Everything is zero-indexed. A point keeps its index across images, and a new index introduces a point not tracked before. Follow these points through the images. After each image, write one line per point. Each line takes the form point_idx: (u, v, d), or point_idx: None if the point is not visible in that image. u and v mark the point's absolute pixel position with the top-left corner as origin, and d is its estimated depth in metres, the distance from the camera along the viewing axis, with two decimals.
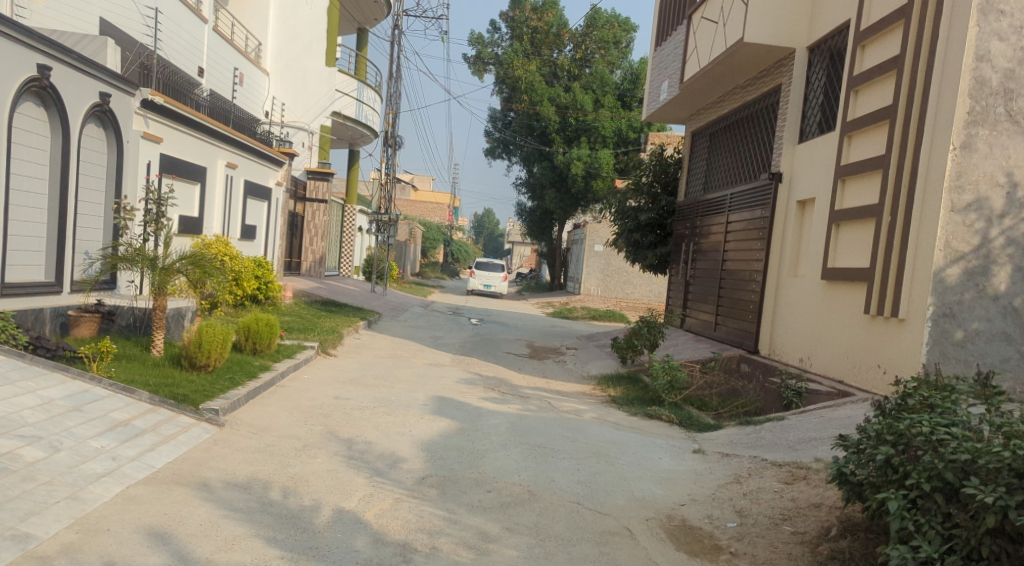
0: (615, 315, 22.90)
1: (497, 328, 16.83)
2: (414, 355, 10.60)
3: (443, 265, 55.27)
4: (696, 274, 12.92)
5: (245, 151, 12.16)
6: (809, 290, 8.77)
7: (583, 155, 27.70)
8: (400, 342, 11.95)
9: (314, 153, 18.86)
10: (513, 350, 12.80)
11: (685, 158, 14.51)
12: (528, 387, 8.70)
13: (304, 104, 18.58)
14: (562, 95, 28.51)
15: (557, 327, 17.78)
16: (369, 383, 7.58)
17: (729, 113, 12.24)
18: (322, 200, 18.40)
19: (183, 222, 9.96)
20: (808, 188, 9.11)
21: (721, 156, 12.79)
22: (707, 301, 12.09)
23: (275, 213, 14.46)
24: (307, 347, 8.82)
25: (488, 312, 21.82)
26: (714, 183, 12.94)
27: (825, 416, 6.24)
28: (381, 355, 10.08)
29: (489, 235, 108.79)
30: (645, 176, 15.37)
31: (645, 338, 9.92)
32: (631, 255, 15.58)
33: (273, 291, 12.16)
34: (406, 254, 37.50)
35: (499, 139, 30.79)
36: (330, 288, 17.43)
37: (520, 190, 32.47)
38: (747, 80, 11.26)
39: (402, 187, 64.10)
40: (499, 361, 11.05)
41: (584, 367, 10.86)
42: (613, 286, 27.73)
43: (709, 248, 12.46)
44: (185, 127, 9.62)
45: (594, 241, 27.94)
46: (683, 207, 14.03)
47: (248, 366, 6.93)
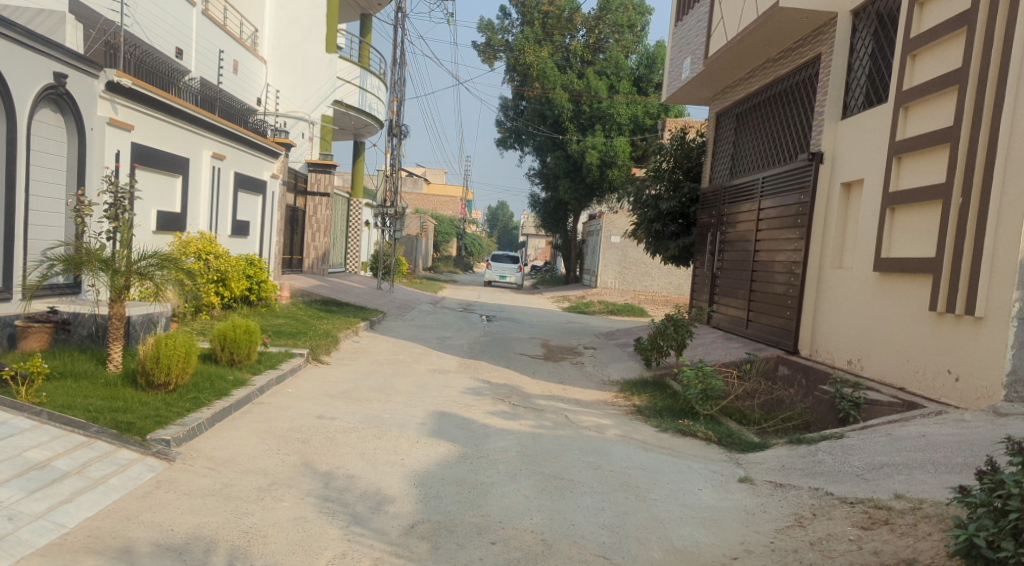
0: (634, 310, 21.92)
1: (510, 325, 15.92)
2: (419, 360, 9.71)
3: (456, 259, 54.51)
4: (723, 266, 11.89)
5: (234, 141, 11.30)
6: (858, 284, 7.70)
7: (598, 143, 26.69)
8: (403, 345, 11.08)
9: (314, 144, 17.92)
10: (526, 350, 11.89)
11: (709, 141, 13.47)
12: (541, 397, 7.78)
13: (303, 94, 17.75)
14: (575, 81, 27.46)
15: (573, 324, 16.85)
16: (361, 399, 6.71)
17: (758, 90, 11.18)
18: (324, 193, 17.73)
19: (160, 218, 9.10)
20: (854, 168, 8.03)
21: (749, 137, 11.75)
22: (737, 296, 11.06)
23: (271, 208, 13.61)
24: (295, 355, 7.94)
25: (501, 308, 20.92)
26: (742, 168, 11.89)
27: (894, 435, 5.22)
28: (380, 361, 9.21)
29: (503, 228, 107.84)
30: (665, 162, 14.34)
31: (671, 339, 8.92)
32: (652, 246, 14.56)
33: (265, 291, 11.36)
34: (418, 249, 36.74)
35: (510, 128, 29.86)
36: (334, 287, 16.62)
37: (532, 181, 31.47)
38: (780, 52, 10.21)
39: (414, 182, 63.46)
40: (510, 365, 10.15)
41: (604, 370, 9.90)
42: (631, 279, 26.70)
43: (737, 238, 11.42)
44: (160, 113, 8.74)
45: (610, 233, 26.93)
46: (708, 193, 13.01)
47: (219, 382, 6.06)
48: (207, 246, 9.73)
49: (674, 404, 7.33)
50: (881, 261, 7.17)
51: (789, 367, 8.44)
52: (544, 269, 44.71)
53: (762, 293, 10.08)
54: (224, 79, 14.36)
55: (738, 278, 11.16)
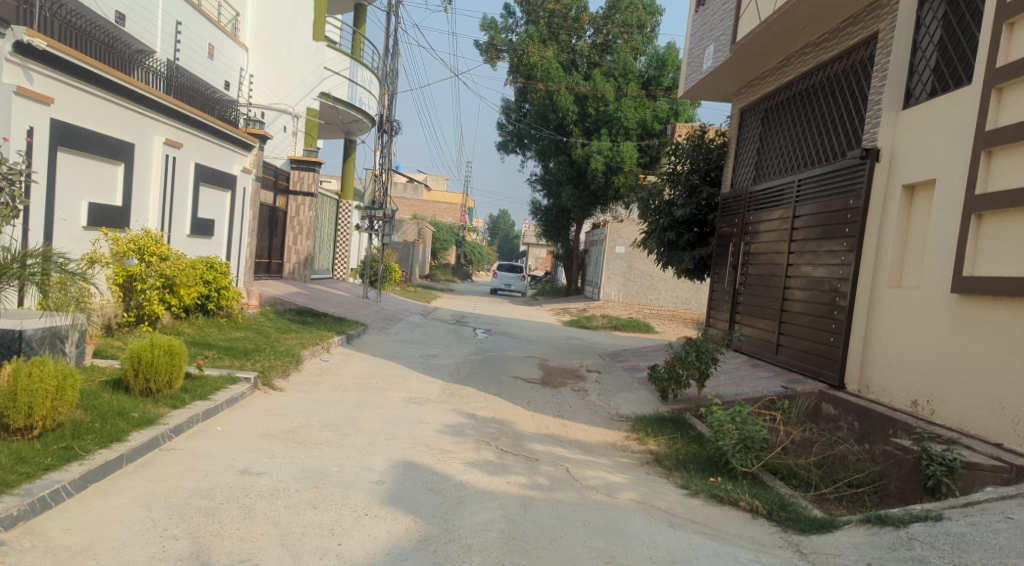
0: (640, 325, 20.50)
1: (506, 341, 14.49)
2: (393, 384, 8.28)
3: (455, 268, 53.18)
4: (746, 281, 10.51)
5: (194, 127, 9.92)
6: (926, 308, 6.28)
7: (604, 148, 25.32)
8: (380, 365, 9.66)
9: (298, 140, 16.52)
10: (521, 372, 10.47)
11: (730, 141, 12.13)
12: (536, 440, 6.35)
13: (288, 85, 16.45)
14: (581, 83, 26.14)
15: (574, 341, 15.41)
16: (307, 445, 5.28)
17: (792, 81, 9.86)
18: (307, 193, 16.67)
19: (95, 211, 7.68)
20: (922, 167, 6.63)
21: (777, 136, 10.41)
22: (764, 316, 9.67)
23: (242, 206, 12.24)
24: (239, 381, 6.52)
25: (498, 320, 19.49)
26: (769, 170, 10.53)
27: (1019, 520, 3.72)
28: (347, 386, 7.80)
29: (504, 236, 106.49)
30: (681, 164, 12.98)
31: (694, 368, 7.55)
32: (664, 257, 13.13)
33: (225, 300, 9.87)
34: (413, 255, 35.40)
35: (513, 132, 28.83)
36: (314, 296, 15.24)
37: (534, 187, 30.15)
38: (824, 34, 8.89)
39: (414, 187, 62.29)
40: (502, 391, 8.73)
41: (610, 401, 8.49)
42: (636, 292, 25.30)
43: (764, 250, 10.04)
44: (92, 86, 7.30)
45: (615, 242, 25.48)
46: (729, 199, 11.65)
47: (117, 420, 4.65)
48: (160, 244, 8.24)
49: (706, 455, 5.89)
50: (960, 281, 5.75)
51: (839, 405, 6.95)
52: (546, 278, 43.30)
53: (796, 314, 8.71)
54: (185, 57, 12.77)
55: (764, 297, 9.80)
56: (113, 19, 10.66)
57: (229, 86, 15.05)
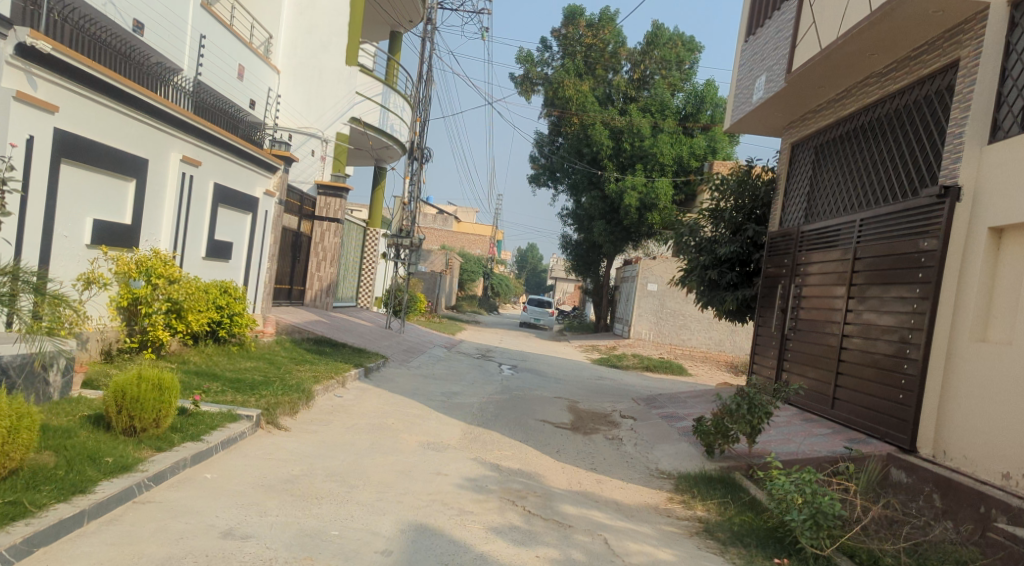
0: (673, 366, 19.58)
1: (532, 379, 13.74)
2: (411, 426, 7.58)
3: (481, 300, 52.71)
4: (796, 326, 9.69)
5: (213, 145, 9.57)
6: (1017, 365, 5.45)
7: (638, 184, 24.68)
8: (398, 403, 8.98)
9: (327, 164, 16.32)
10: (549, 415, 9.73)
11: (779, 177, 11.40)
12: (567, 500, 5.58)
13: (318, 110, 16.39)
14: (616, 118, 25.70)
15: (605, 382, 14.58)
16: (306, 499, 4.60)
17: (853, 113, 9.15)
18: (333, 219, 16.26)
19: (101, 228, 7.24)
20: (1012, 206, 5.86)
21: (833, 172, 9.67)
22: (819, 367, 8.82)
23: (263, 230, 11.83)
24: (239, 419, 5.90)
25: (525, 356, 18.74)
26: (823, 209, 9.78)
27: None
28: (360, 426, 7.14)
29: (532, 270, 106.00)
30: (725, 200, 12.28)
31: (744, 422, 6.74)
32: (704, 298, 12.30)
33: (237, 327, 9.48)
34: (440, 286, 34.99)
35: (545, 165, 28.52)
36: (334, 325, 14.72)
37: (565, 221, 29.65)
38: (892, 63, 8.20)
39: (443, 219, 62.34)
40: (528, 437, 7.97)
41: (647, 454, 7.70)
42: (667, 331, 24.38)
43: (818, 295, 9.23)
44: (103, 96, 6.91)
45: (647, 280, 24.65)
46: (778, 238, 10.88)
47: (86, 465, 4.03)
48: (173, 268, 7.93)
49: (767, 529, 5.06)
50: None
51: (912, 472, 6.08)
52: (574, 314, 42.51)
53: (857, 366, 7.86)
54: (208, 73, 12.46)
55: (817, 346, 8.96)
56: (131, 28, 10.17)
57: (254, 104, 14.62)
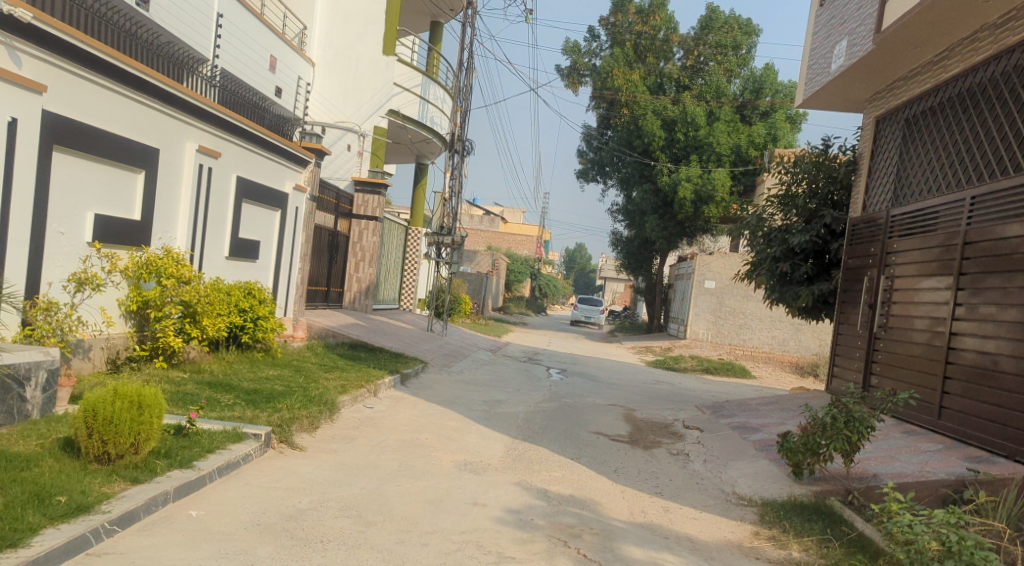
0: (735, 369, 18.24)
1: (583, 384, 12.72)
2: (447, 442, 6.67)
3: (529, 301, 51.87)
4: (882, 323, 8.44)
5: (229, 133, 9.14)
6: None
7: (693, 176, 23.31)
8: (435, 414, 8.11)
9: (364, 159, 16.09)
10: (604, 426, 8.71)
11: (860, 157, 10.10)
12: (630, 538, 4.54)
13: (354, 103, 16.06)
14: (669, 107, 24.41)
15: (662, 386, 13.44)
16: (306, 545, 3.70)
17: (957, 75, 7.81)
18: (372, 218, 16.12)
19: (103, 224, 6.68)
20: None
21: (926, 146, 8.38)
22: (915, 371, 7.51)
23: (294, 227, 11.65)
24: (244, 440, 5.15)
25: (575, 359, 17.70)
26: (915, 188, 8.49)
27: None
28: (388, 443, 6.28)
29: (581, 270, 104.62)
30: (797, 185, 11.04)
31: (841, 439, 5.49)
32: (775, 295, 11.06)
33: (262, 332, 9.17)
34: (486, 287, 34.31)
35: (593, 159, 27.53)
36: (372, 329, 14.02)
37: (615, 217, 28.55)
38: (1009, 12, 6.92)
39: (490, 220, 61.80)
40: (581, 453, 6.97)
41: (721, 472, 6.61)
42: (726, 331, 22.97)
43: (909, 287, 7.96)
44: (103, 76, 6.39)
45: (704, 277, 23.28)
46: (861, 224, 9.60)
47: (30, 507, 3.27)
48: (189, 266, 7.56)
49: None
50: None
51: (1019, 489, 4.95)
52: (626, 314, 41.18)
53: (972, 370, 6.55)
54: (225, 56, 11.50)
55: (911, 347, 7.67)
56: (137, 4, 9.32)
57: (280, 92, 13.74)
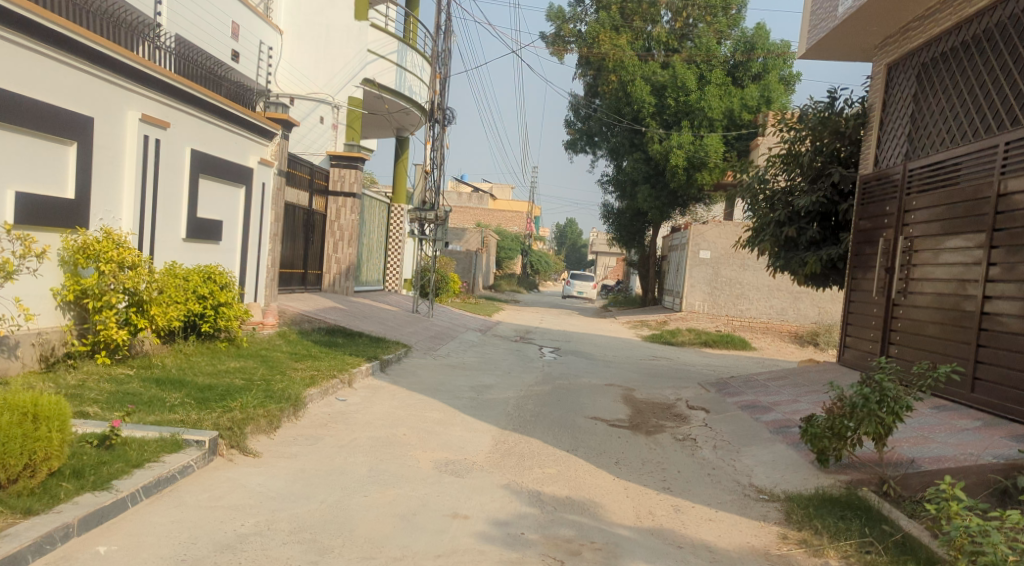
0: (735, 341, 17.63)
1: (578, 363, 12.06)
2: (426, 438, 5.95)
3: (522, 277, 51.13)
4: (895, 288, 7.76)
5: (179, 101, 8.47)
6: None
7: (684, 143, 22.50)
8: (416, 404, 7.40)
9: (339, 132, 15.71)
10: (601, 409, 8.04)
11: (870, 109, 9.31)
12: (639, 553, 3.81)
13: (326, 72, 15.62)
14: (658, 72, 23.47)
15: (660, 362, 12.79)
16: None
17: (981, 10, 7.00)
18: (349, 195, 15.36)
19: (28, 202, 6.09)
20: None
21: (944, 92, 7.63)
22: (938, 341, 6.74)
23: (259, 206, 11.02)
24: (181, 449, 4.46)
25: (569, 336, 17.00)
26: (931, 140, 7.75)
27: None
28: (358, 442, 5.56)
29: (572, 246, 103.90)
30: (800, 144, 10.29)
31: (872, 421, 4.75)
32: (779, 262, 10.38)
33: (225, 320, 8.44)
34: (475, 265, 33.59)
35: (582, 129, 26.73)
36: (352, 314, 13.25)
37: (605, 189, 27.77)
38: None
39: (479, 197, 60.83)
40: (577, 443, 6.27)
41: (734, 458, 5.93)
42: (723, 302, 22.31)
43: (925, 247, 7.28)
44: (11, 33, 5.77)
45: (698, 247, 22.54)
46: (872, 182, 8.86)
47: None
48: (133, 249, 6.99)
49: None
50: None
51: None
52: (619, 288, 40.49)
53: (1010, 339, 5.68)
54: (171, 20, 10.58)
55: (932, 312, 6.93)
56: None
57: (237, 56, 12.64)
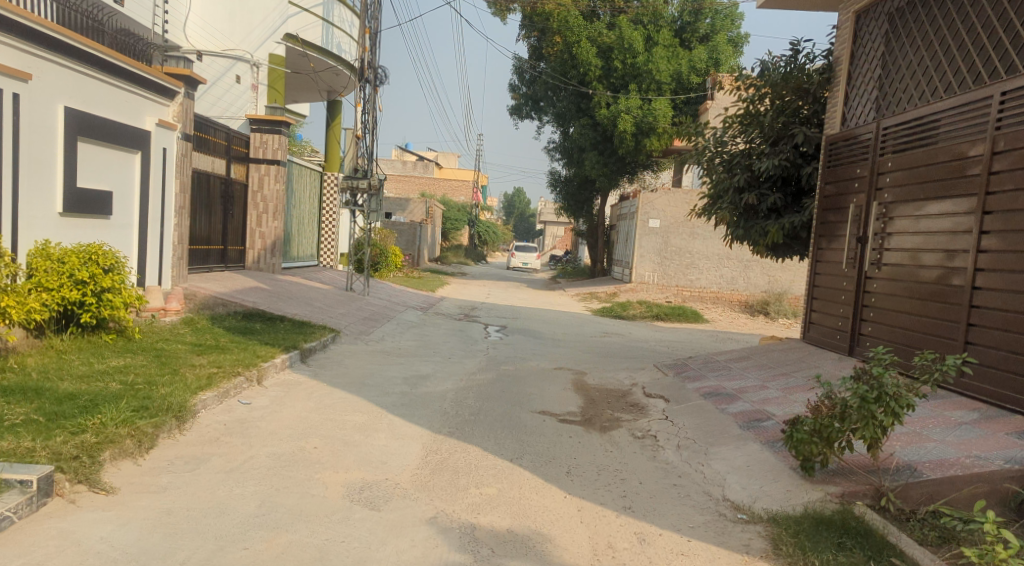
0: (687, 312, 17.13)
1: (525, 343, 11.20)
2: (341, 452, 4.94)
3: (469, 249, 49.97)
4: (867, 258, 7.08)
5: (43, 47, 7.06)
6: None
7: (632, 108, 21.70)
8: (336, 405, 6.38)
9: (259, 94, 14.42)
10: (550, 400, 7.18)
11: (835, 63, 8.55)
12: None
13: (243, 27, 14.18)
14: (605, 33, 22.40)
15: (612, 340, 12.04)
16: None
17: None
18: (272, 162, 13.96)
19: None
20: None
21: (918, 42, 6.86)
22: (921, 319, 6.05)
23: (160, 174, 9.64)
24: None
25: (516, 312, 16.15)
26: (904, 94, 7.01)
27: None
28: (253, 464, 4.52)
29: (520, 215, 103.12)
30: (760, 103, 9.58)
31: (870, 425, 3.95)
32: (736, 231, 9.65)
33: (111, 310, 7.15)
34: (419, 237, 32.33)
35: (527, 94, 25.66)
36: (276, 294, 12.00)
37: (552, 156, 26.83)
38: None
39: (424, 166, 59.18)
40: (521, 449, 5.37)
41: (703, 463, 5.13)
42: (673, 272, 21.79)
43: (902, 215, 6.57)
44: None
45: (648, 215, 21.83)
46: (839, 143, 8.13)
47: None
48: None
49: None
50: None
51: None
52: (568, 259, 39.88)
53: (1008, 318, 4.96)
54: None
55: (913, 286, 6.23)
56: None
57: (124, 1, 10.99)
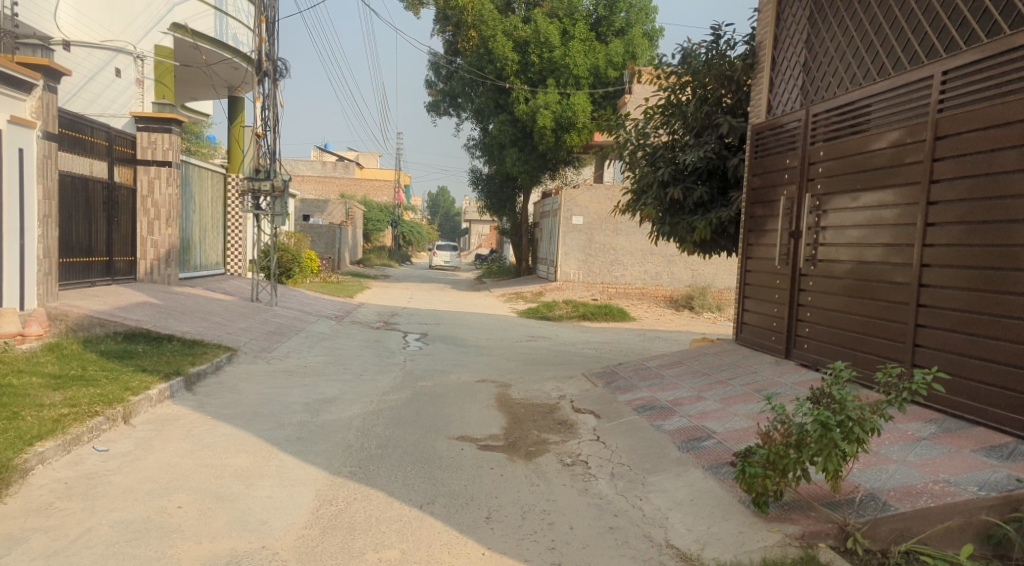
0: (614, 311, 16.76)
1: (446, 352, 10.44)
2: (211, 512, 4.04)
3: (392, 250, 48.59)
4: (801, 254, 6.69)
5: None
6: None
7: (552, 103, 21.28)
8: (219, 444, 5.44)
9: (145, 89, 13.11)
10: (470, 421, 6.44)
11: (758, 50, 8.15)
12: None
13: (121, 16, 12.79)
14: (520, 27, 21.79)
15: (539, 344, 11.43)
16: None
17: None
18: (161, 164, 12.63)
19: None
20: None
21: (842, 24, 6.49)
22: (864, 320, 5.65)
23: (15, 179, 8.29)
24: None
25: (438, 316, 15.34)
26: (830, 79, 6.64)
27: None
28: (91, 537, 3.58)
29: (446, 214, 101.93)
30: (682, 93, 9.14)
31: (832, 455, 3.40)
32: (662, 228, 9.16)
33: None
34: (338, 240, 30.92)
35: (445, 91, 24.88)
36: (167, 309, 10.76)
37: (473, 153, 26.10)
38: None
39: (344, 166, 57.34)
40: (434, 490, 4.60)
41: (642, 496, 4.51)
42: (598, 269, 21.44)
43: (836, 208, 6.20)
44: None
45: (571, 212, 21.43)
46: (766, 132, 7.75)
47: None
48: None
49: None
50: None
51: None
52: (493, 258, 39.25)
53: (961, 318, 4.57)
54: None
55: (854, 284, 5.84)
56: None
57: None
